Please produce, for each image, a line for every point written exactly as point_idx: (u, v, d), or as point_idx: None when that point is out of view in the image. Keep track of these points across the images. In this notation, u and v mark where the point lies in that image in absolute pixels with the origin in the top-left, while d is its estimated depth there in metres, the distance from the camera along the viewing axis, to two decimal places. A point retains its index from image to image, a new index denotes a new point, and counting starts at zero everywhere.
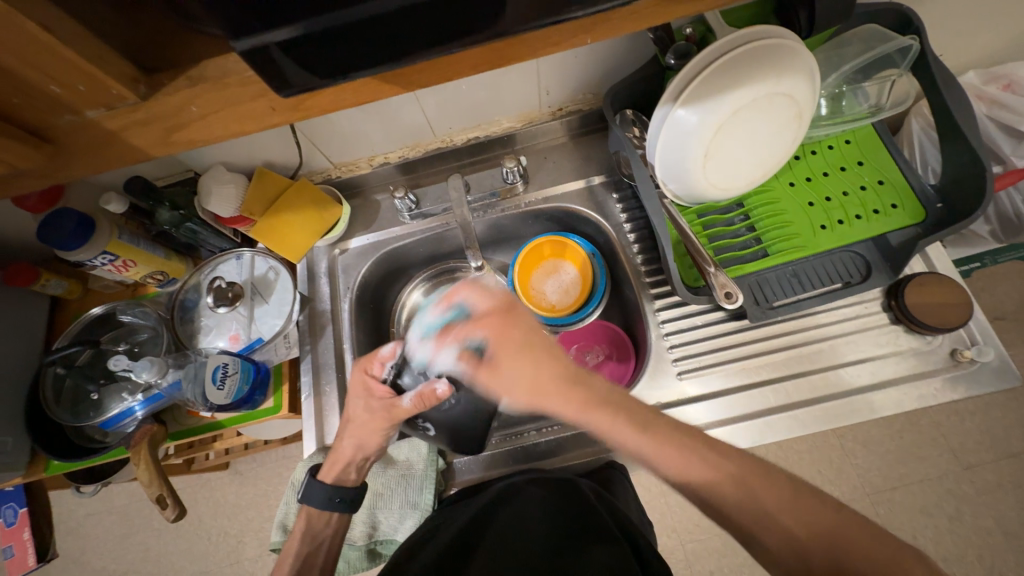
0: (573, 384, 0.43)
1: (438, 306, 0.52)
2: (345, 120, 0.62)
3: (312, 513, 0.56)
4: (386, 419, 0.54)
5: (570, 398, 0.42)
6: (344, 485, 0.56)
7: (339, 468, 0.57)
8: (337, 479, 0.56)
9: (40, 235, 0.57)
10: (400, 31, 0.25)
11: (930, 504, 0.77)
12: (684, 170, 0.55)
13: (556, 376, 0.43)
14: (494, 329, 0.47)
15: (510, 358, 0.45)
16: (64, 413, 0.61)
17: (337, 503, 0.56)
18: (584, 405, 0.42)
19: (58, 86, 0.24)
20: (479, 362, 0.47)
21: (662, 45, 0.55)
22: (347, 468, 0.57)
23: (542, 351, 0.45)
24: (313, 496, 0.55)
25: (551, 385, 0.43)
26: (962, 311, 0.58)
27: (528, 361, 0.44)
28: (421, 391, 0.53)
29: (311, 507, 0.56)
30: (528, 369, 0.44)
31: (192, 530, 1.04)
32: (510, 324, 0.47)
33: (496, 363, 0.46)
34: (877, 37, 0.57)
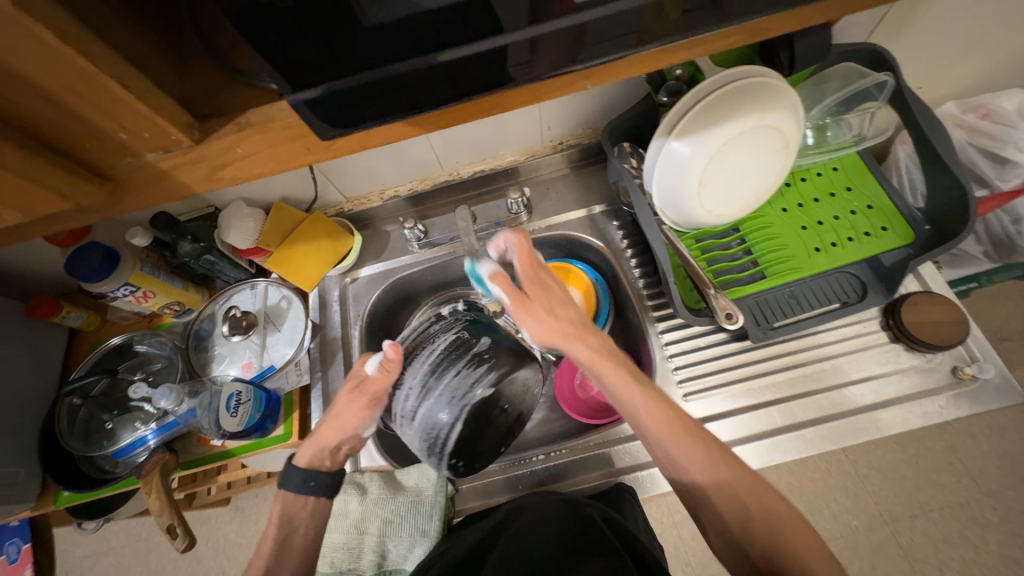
0: (589, 334, 0.49)
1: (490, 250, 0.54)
2: (359, 157, 0.66)
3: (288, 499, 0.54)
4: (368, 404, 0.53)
5: (583, 343, 0.49)
6: (319, 470, 0.55)
7: (315, 451, 0.56)
8: (310, 462, 0.55)
9: (68, 267, 0.60)
10: (421, 84, 0.28)
11: (952, 532, 0.75)
12: (680, 198, 0.58)
13: (571, 319, 0.49)
14: (528, 266, 0.51)
15: (541, 303, 0.49)
16: (77, 442, 0.62)
17: (312, 486, 0.54)
18: (616, 367, 0.48)
19: (126, 133, 0.27)
20: (513, 290, 0.50)
21: (654, 84, 0.60)
22: (323, 452, 0.55)
23: (578, 316, 0.50)
24: (289, 480, 0.53)
25: (567, 327, 0.49)
26: (959, 329, 0.59)
27: (555, 324, 0.49)
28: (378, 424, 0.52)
29: (286, 490, 0.53)
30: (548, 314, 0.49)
31: (191, 571, 1.01)
32: (545, 267, 0.52)
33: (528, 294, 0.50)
34: (855, 73, 0.61)
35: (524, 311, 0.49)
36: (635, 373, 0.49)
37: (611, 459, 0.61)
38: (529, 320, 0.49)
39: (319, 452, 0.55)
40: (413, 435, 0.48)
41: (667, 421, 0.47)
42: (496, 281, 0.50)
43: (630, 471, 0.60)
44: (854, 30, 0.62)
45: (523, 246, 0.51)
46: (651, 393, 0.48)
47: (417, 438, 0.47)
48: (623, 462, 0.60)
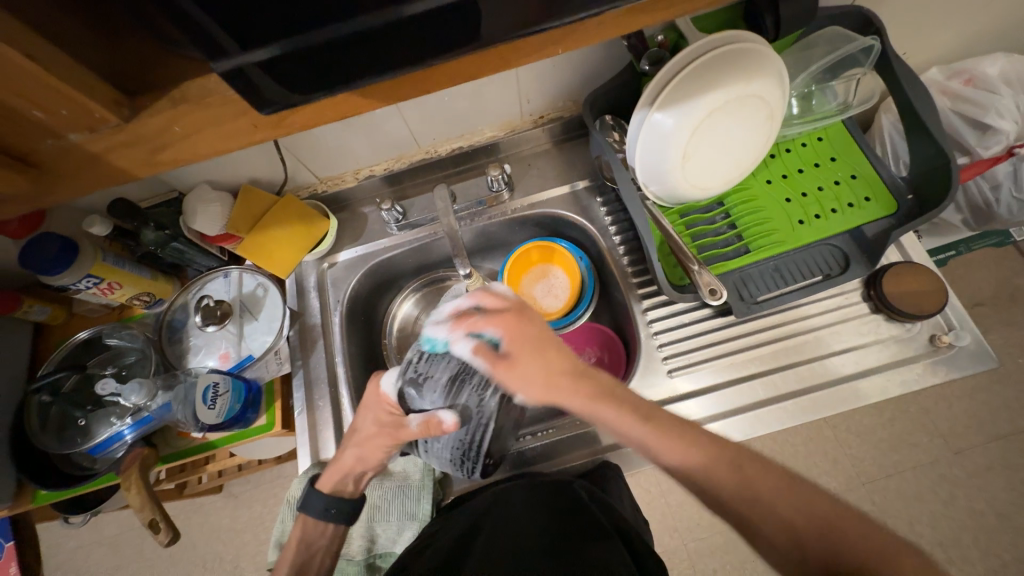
0: (581, 379, 0.46)
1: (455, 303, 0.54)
2: (329, 134, 0.63)
3: (307, 522, 0.56)
4: (391, 436, 0.56)
5: (577, 394, 0.46)
6: (341, 496, 0.57)
7: (337, 478, 0.57)
8: (334, 489, 0.57)
9: (22, 259, 0.56)
10: (380, 47, 0.26)
11: (924, 490, 0.78)
12: (663, 171, 0.57)
13: (565, 370, 0.47)
14: (511, 330, 0.49)
15: (528, 355, 0.47)
16: (52, 440, 0.60)
17: (333, 514, 0.55)
18: (591, 398, 0.46)
19: (41, 112, 0.24)
20: (496, 359, 0.48)
21: (635, 52, 0.56)
22: (345, 478, 0.57)
23: (565, 357, 0.47)
24: (311, 506, 0.56)
25: (561, 380, 0.46)
26: (937, 298, 0.60)
27: (548, 376, 0.46)
28: (426, 418, 0.52)
29: (307, 514, 0.56)
30: (540, 366, 0.47)
31: (186, 558, 1.02)
32: (523, 322, 0.49)
33: (512, 361, 0.47)
34: (841, 39, 0.59)
35: (513, 376, 0.47)
36: (638, 408, 0.45)
37: (597, 437, 0.61)
38: (522, 379, 0.46)
39: (340, 479, 0.57)
40: (444, 450, 0.55)
41: (670, 444, 0.43)
42: (479, 354, 0.48)
43: (615, 448, 0.60)
44: None
45: (493, 297, 0.52)
46: (655, 418, 0.45)
47: (447, 448, 0.54)
48: (609, 440, 0.61)
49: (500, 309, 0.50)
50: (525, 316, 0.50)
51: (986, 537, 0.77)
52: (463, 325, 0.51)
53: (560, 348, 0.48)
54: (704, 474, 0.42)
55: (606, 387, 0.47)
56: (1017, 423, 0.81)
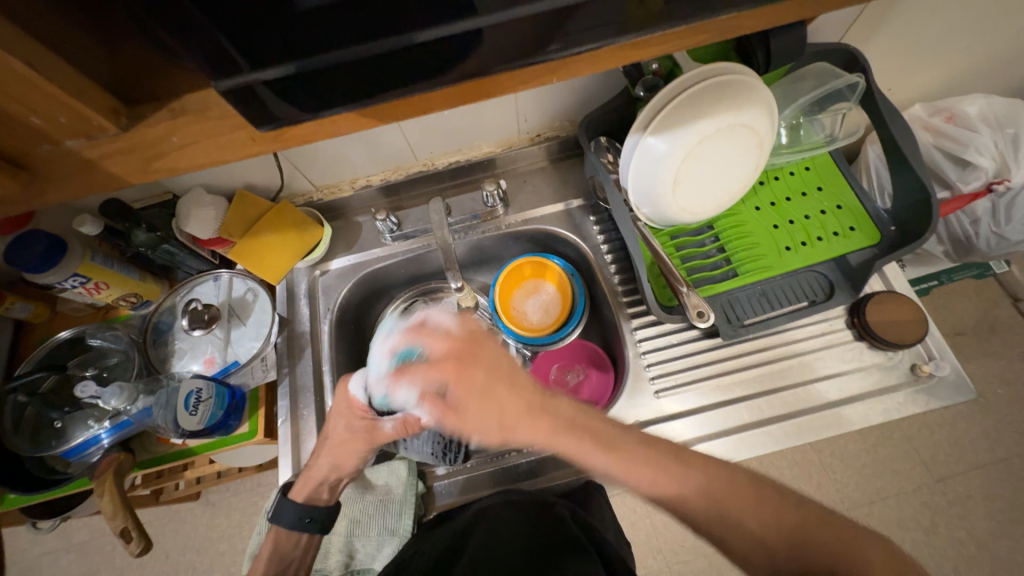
0: (536, 415, 0.45)
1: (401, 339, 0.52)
2: (328, 144, 0.64)
3: (280, 533, 0.57)
4: (364, 441, 0.56)
5: (535, 430, 0.45)
6: (315, 504, 0.57)
7: (312, 486, 0.57)
8: (309, 498, 0.56)
9: (8, 256, 0.56)
10: (386, 70, 0.27)
11: (906, 517, 0.79)
12: (655, 194, 0.58)
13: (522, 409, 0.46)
14: (456, 374, 0.48)
15: (472, 403, 0.46)
16: (24, 442, 0.58)
17: (306, 523, 0.56)
18: (551, 430, 0.45)
19: (37, 117, 0.24)
20: (445, 406, 0.48)
21: (631, 78, 0.59)
22: (319, 486, 0.57)
23: (521, 384, 0.47)
24: (284, 516, 0.56)
25: (517, 420, 0.45)
26: (918, 328, 0.61)
27: (500, 412, 0.46)
28: (403, 419, 0.56)
29: (280, 525, 0.56)
30: (492, 413, 0.46)
31: (157, 568, 0.99)
32: (472, 360, 0.48)
33: (461, 408, 0.47)
34: (829, 74, 0.61)
35: (466, 428, 0.47)
36: (601, 438, 0.44)
37: None
38: (470, 425, 0.47)
39: (312, 488, 0.57)
40: (423, 445, 0.62)
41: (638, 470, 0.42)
42: (427, 404, 0.49)
43: None
44: (830, 29, 0.62)
45: (451, 329, 0.50)
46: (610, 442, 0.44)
47: (427, 438, 0.59)
48: None
49: (450, 342, 0.49)
50: (474, 350, 0.48)
51: (966, 566, 0.77)
52: (405, 377, 0.51)
53: (509, 386, 0.46)
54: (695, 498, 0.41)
55: (569, 419, 0.45)
56: (997, 453, 0.82)
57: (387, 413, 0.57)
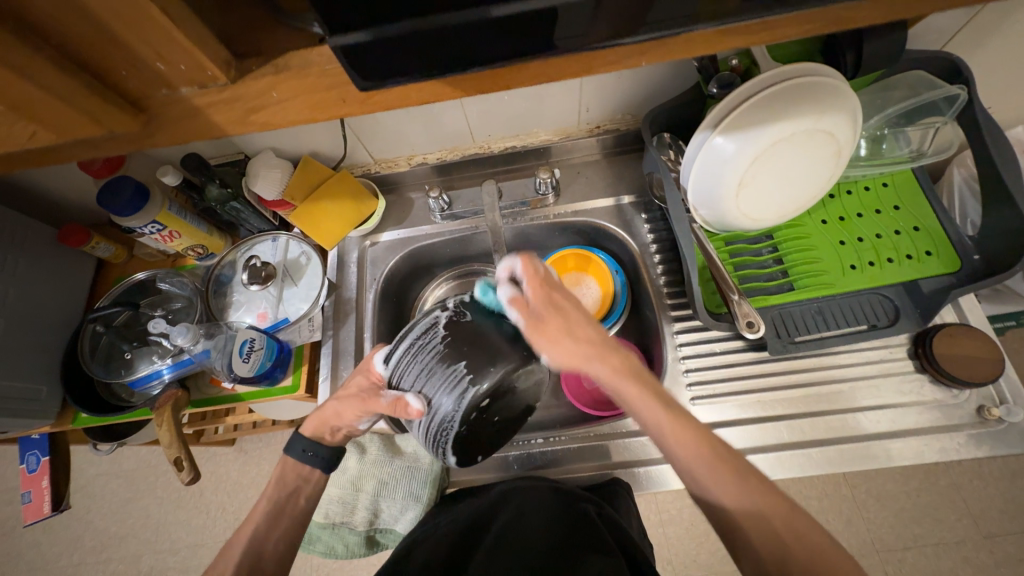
0: (628, 373, 0.43)
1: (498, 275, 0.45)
2: (390, 118, 0.65)
3: (288, 464, 0.56)
4: (361, 405, 0.49)
5: (634, 385, 0.43)
6: (318, 441, 0.55)
7: (319, 424, 0.55)
8: (314, 433, 0.55)
9: (100, 199, 0.61)
10: (476, 44, 0.27)
11: (943, 569, 0.74)
12: (717, 197, 0.56)
13: (611, 364, 0.43)
14: (545, 297, 0.44)
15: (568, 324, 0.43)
16: (98, 367, 0.65)
17: (309, 456, 0.55)
18: (640, 391, 0.43)
19: (163, 64, 0.26)
20: (531, 322, 0.42)
21: (705, 74, 0.56)
22: (324, 426, 0.54)
23: (605, 342, 0.43)
24: (292, 446, 0.55)
25: (606, 366, 0.43)
26: (993, 367, 0.57)
27: (587, 340, 0.42)
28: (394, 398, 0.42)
29: (288, 455, 0.55)
30: (577, 347, 0.42)
31: (193, 503, 1.06)
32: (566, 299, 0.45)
33: (550, 332, 0.42)
34: (925, 84, 0.57)
35: (551, 342, 0.41)
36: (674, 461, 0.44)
37: (608, 452, 0.60)
38: (554, 348, 0.41)
39: (321, 426, 0.55)
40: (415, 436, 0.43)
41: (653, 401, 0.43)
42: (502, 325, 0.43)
43: (627, 466, 0.60)
44: (932, 35, 0.57)
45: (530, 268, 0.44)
46: (647, 401, 0.43)
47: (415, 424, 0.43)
48: (621, 456, 0.60)
49: (541, 284, 0.44)
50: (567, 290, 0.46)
51: None
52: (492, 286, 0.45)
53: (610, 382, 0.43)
54: (731, 501, 0.40)
55: (657, 389, 0.44)
56: None
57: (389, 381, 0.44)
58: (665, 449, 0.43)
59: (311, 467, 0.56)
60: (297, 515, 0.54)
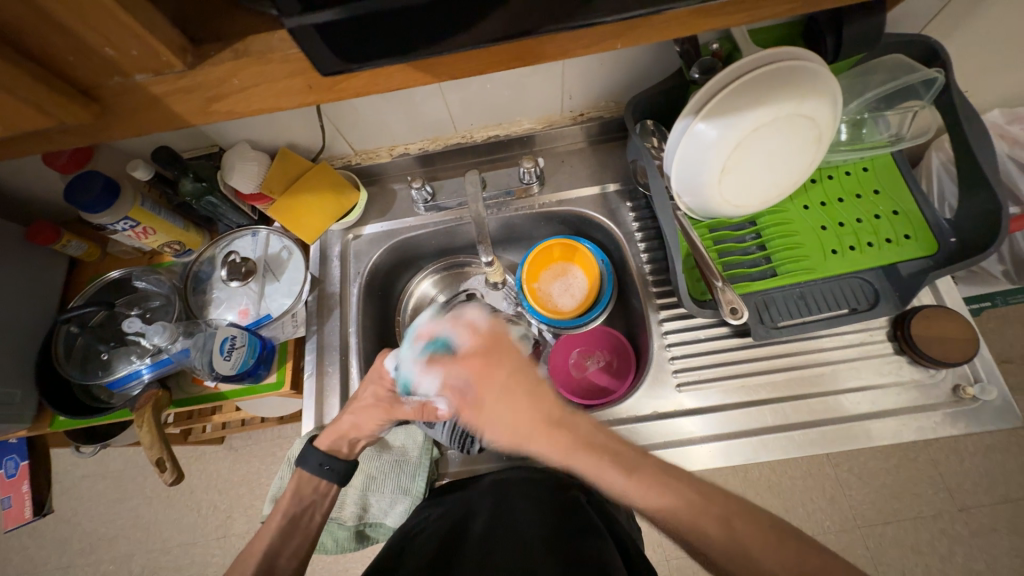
0: (555, 428, 0.46)
1: (422, 336, 0.55)
2: (369, 107, 0.63)
3: (303, 477, 0.57)
4: (385, 411, 0.57)
5: (552, 444, 0.45)
6: (336, 455, 0.57)
7: (336, 436, 0.58)
8: (330, 447, 0.57)
9: (67, 195, 0.59)
10: (443, 23, 0.26)
11: (922, 541, 0.76)
12: (699, 184, 0.56)
13: (542, 417, 0.46)
14: (475, 369, 0.50)
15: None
16: (74, 369, 0.63)
17: (325, 471, 0.56)
18: (569, 449, 0.45)
19: (112, 48, 0.25)
20: (467, 403, 0.50)
21: (687, 59, 0.56)
22: (341, 440, 0.58)
23: (541, 393, 0.48)
24: (306, 460, 0.57)
25: (534, 429, 0.46)
26: (968, 347, 0.58)
27: (517, 401, 0.47)
28: (422, 404, 0.56)
29: (303, 469, 0.56)
30: (508, 411, 0.47)
31: (183, 502, 1.05)
32: (496, 362, 0.49)
33: (480, 403, 0.48)
34: (903, 67, 0.57)
35: (485, 414, 0.48)
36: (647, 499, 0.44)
37: None
38: (488, 423, 0.48)
39: (338, 438, 0.58)
40: (443, 431, 0.61)
41: (580, 455, 0.45)
42: (450, 396, 0.52)
43: None
44: (911, 18, 0.57)
45: (476, 331, 0.52)
46: (580, 460, 0.45)
47: (437, 429, 0.61)
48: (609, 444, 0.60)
49: (472, 346, 0.51)
50: (499, 349, 0.50)
51: None
52: (435, 365, 0.53)
53: (547, 435, 0.46)
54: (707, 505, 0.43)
55: (587, 436, 0.46)
56: None
57: (411, 391, 0.57)
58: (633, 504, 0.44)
59: (327, 481, 0.57)
60: (308, 535, 0.55)
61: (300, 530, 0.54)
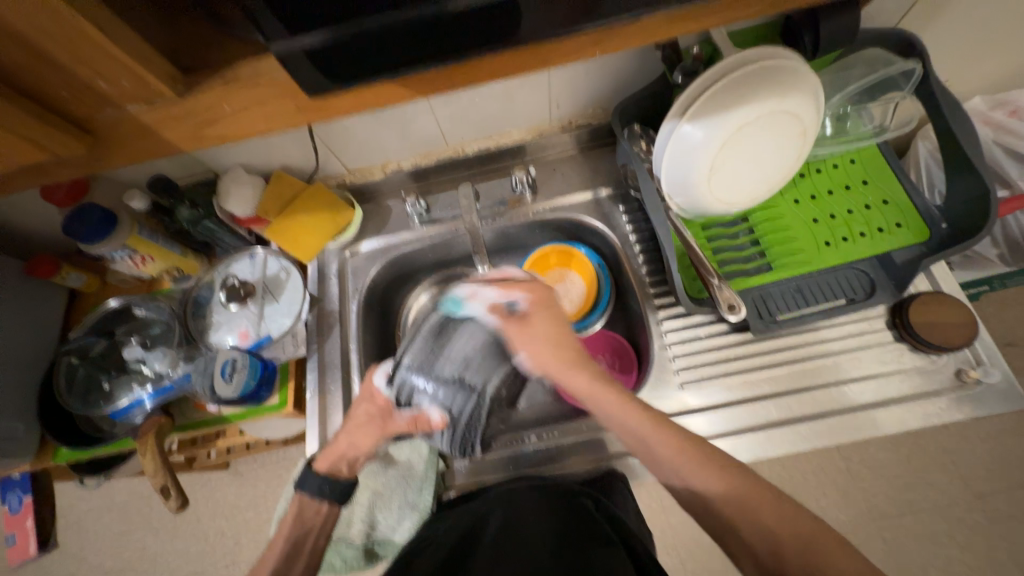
0: (585, 364, 0.48)
1: (500, 291, 0.52)
2: (360, 125, 0.65)
3: (304, 501, 0.56)
4: (381, 427, 0.57)
5: (584, 372, 0.47)
6: (336, 476, 0.56)
7: (333, 458, 0.57)
8: (329, 469, 0.56)
9: (66, 227, 0.59)
10: (426, 42, 0.27)
11: (939, 532, 0.75)
12: (690, 183, 0.56)
13: (570, 350, 0.49)
14: (536, 295, 0.51)
15: (544, 320, 0.50)
16: (76, 400, 0.63)
17: (326, 492, 0.56)
18: (593, 379, 0.47)
19: (104, 81, 0.26)
20: (509, 317, 0.50)
21: (670, 64, 0.58)
22: (340, 461, 0.57)
23: (569, 342, 0.49)
24: (306, 484, 0.56)
25: (568, 351, 0.48)
26: (968, 331, 0.58)
27: (554, 346, 0.49)
28: (416, 415, 0.57)
29: (303, 491, 0.56)
30: (551, 327, 0.49)
31: (190, 530, 1.04)
32: (548, 296, 0.52)
33: (528, 318, 0.50)
34: (881, 61, 0.58)
35: (532, 321, 0.50)
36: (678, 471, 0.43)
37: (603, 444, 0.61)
38: (527, 344, 0.49)
39: (337, 460, 0.57)
40: (443, 441, 0.58)
41: (602, 393, 0.46)
42: (496, 312, 0.50)
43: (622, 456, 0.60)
44: (886, 13, 0.59)
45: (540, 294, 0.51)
46: (614, 395, 0.46)
47: (437, 439, 0.58)
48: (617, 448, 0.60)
49: (520, 281, 0.53)
50: (544, 294, 0.51)
51: None
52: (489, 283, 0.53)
53: (578, 357, 0.48)
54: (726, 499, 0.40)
55: (613, 379, 0.48)
56: None
57: (405, 404, 0.57)
58: (653, 462, 0.45)
59: (326, 502, 0.56)
60: (314, 557, 0.54)
61: (302, 556, 0.54)
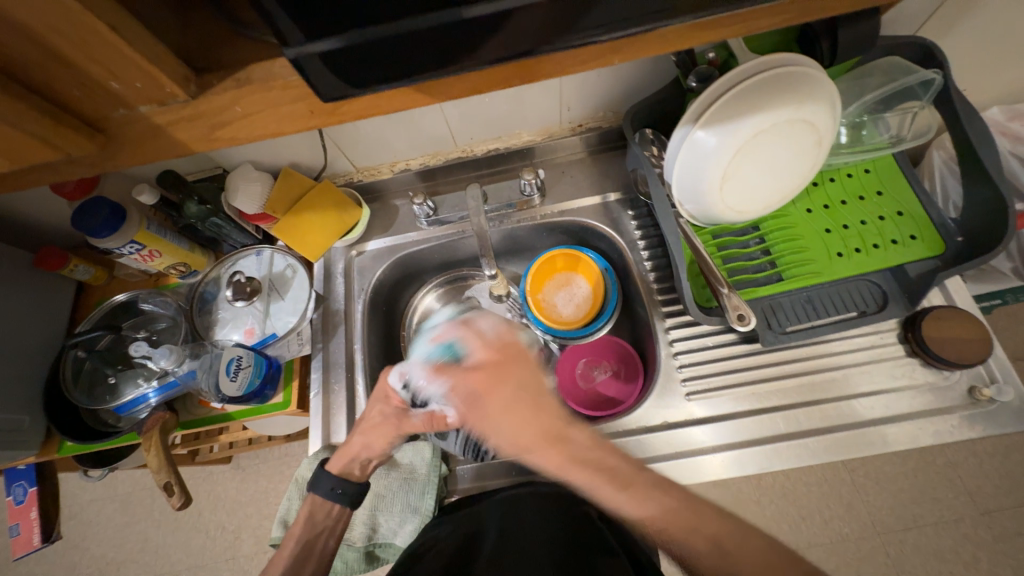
0: (550, 443, 0.44)
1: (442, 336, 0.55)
2: (370, 125, 0.64)
3: (316, 502, 0.57)
4: (395, 427, 0.58)
5: (549, 456, 0.44)
6: (348, 478, 0.57)
7: (346, 459, 0.57)
8: (342, 471, 0.57)
9: (76, 222, 0.59)
10: (440, 47, 0.27)
11: (944, 548, 0.74)
12: (701, 190, 0.56)
13: (534, 429, 0.45)
14: (484, 378, 0.49)
15: (494, 407, 0.47)
16: (82, 395, 0.63)
17: (337, 495, 0.56)
18: (564, 459, 0.44)
19: (117, 82, 0.26)
20: (467, 404, 0.50)
21: (683, 68, 0.56)
22: (352, 462, 0.57)
23: (539, 416, 0.46)
24: (318, 485, 0.56)
25: (530, 438, 0.45)
26: (981, 347, 0.57)
27: (515, 421, 0.46)
28: (430, 413, 0.57)
29: (316, 494, 0.56)
30: (509, 420, 0.46)
31: (191, 523, 1.05)
32: (500, 368, 0.50)
33: (481, 409, 0.48)
34: (900, 69, 0.57)
35: (481, 413, 0.48)
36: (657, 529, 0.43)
37: None
38: (487, 428, 0.47)
39: (349, 461, 0.57)
40: (456, 441, 0.59)
41: (573, 469, 0.43)
42: (455, 397, 0.51)
43: None
44: (906, 21, 0.58)
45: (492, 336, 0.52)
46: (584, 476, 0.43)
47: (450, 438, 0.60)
48: None
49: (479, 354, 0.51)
50: (499, 369, 0.49)
51: None
52: (448, 364, 0.53)
53: (542, 442, 0.45)
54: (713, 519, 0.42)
55: (581, 452, 0.44)
56: None
57: (420, 404, 0.59)
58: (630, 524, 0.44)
59: (338, 505, 0.56)
60: (323, 559, 0.55)
61: (314, 556, 0.55)
